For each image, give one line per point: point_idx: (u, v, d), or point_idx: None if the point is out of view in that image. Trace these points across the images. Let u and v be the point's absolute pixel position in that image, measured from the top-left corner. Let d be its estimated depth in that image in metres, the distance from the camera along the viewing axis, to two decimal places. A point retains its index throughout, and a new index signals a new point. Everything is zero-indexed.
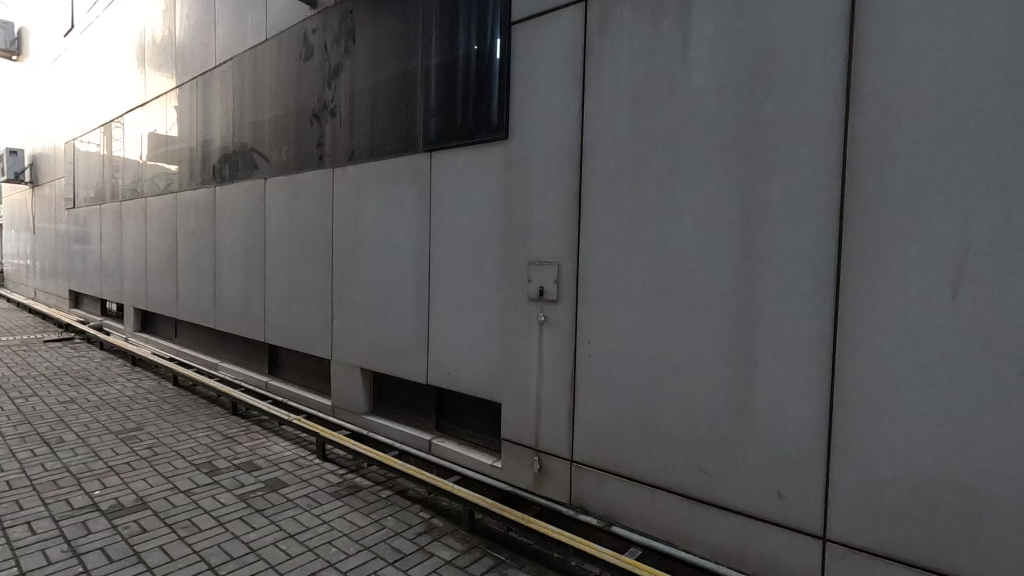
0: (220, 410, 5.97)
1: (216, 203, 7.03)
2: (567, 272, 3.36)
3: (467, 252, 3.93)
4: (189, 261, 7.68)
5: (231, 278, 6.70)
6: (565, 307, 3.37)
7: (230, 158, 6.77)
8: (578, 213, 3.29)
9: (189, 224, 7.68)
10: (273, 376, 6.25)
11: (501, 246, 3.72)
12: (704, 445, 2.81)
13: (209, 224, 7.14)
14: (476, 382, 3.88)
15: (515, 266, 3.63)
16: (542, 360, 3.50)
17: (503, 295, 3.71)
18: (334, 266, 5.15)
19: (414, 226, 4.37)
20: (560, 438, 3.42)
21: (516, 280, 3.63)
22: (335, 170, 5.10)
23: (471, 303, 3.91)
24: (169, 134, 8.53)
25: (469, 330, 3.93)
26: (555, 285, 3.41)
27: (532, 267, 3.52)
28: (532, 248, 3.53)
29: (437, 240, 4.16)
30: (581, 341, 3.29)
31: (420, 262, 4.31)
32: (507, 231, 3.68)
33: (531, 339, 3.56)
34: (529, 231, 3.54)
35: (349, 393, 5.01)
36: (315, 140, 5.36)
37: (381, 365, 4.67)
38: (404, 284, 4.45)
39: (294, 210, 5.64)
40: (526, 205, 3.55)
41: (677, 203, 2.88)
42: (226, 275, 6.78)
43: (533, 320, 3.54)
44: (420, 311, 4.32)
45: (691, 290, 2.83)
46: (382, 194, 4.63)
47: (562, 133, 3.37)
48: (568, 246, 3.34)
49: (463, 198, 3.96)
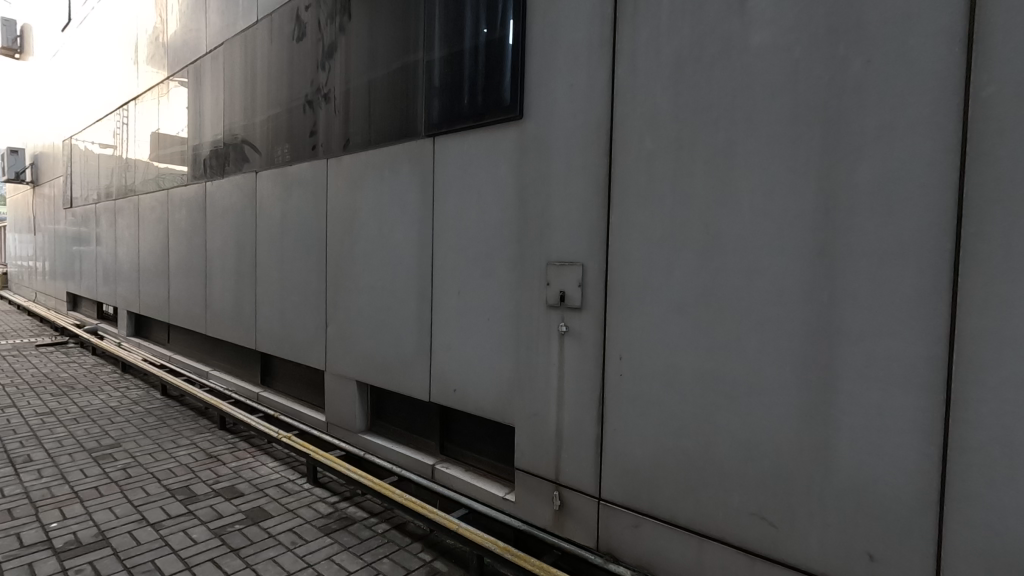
0: (207, 424, 5.50)
1: (207, 200, 6.58)
2: (592, 274, 2.83)
3: (475, 251, 3.42)
4: (181, 263, 7.23)
5: (222, 281, 6.23)
6: (590, 316, 2.85)
7: (222, 153, 6.30)
8: (606, 204, 2.76)
9: (181, 222, 7.24)
10: (265, 387, 5.77)
11: (514, 243, 3.19)
12: (767, 488, 2.27)
13: (200, 222, 6.70)
14: (485, 400, 3.36)
15: (530, 267, 3.11)
16: (562, 377, 2.97)
17: (516, 301, 3.19)
18: (329, 267, 4.65)
19: (414, 222, 3.85)
20: (584, 471, 2.89)
21: (532, 283, 3.11)
22: (329, 162, 4.61)
23: (479, 310, 3.39)
24: (163, 129, 8.10)
25: (476, 342, 3.41)
26: (579, 289, 2.88)
27: (551, 268, 3.00)
28: (551, 246, 3.00)
29: (441, 238, 3.65)
30: (610, 357, 2.76)
31: (422, 263, 3.79)
32: (521, 226, 3.15)
33: (549, 353, 3.03)
34: (547, 227, 3.02)
35: (345, 409, 4.51)
36: (308, 129, 4.87)
37: (379, 379, 4.16)
38: (404, 288, 3.95)
39: (286, 207, 5.16)
40: (544, 195, 3.02)
41: (731, 189, 2.34)
42: (218, 277, 6.32)
43: (552, 330, 3.02)
44: (422, 319, 3.80)
45: (751, 296, 2.29)
46: (379, 187, 4.13)
47: (586, 110, 2.84)
48: (594, 243, 2.81)
49: (469, 189, 3.45)
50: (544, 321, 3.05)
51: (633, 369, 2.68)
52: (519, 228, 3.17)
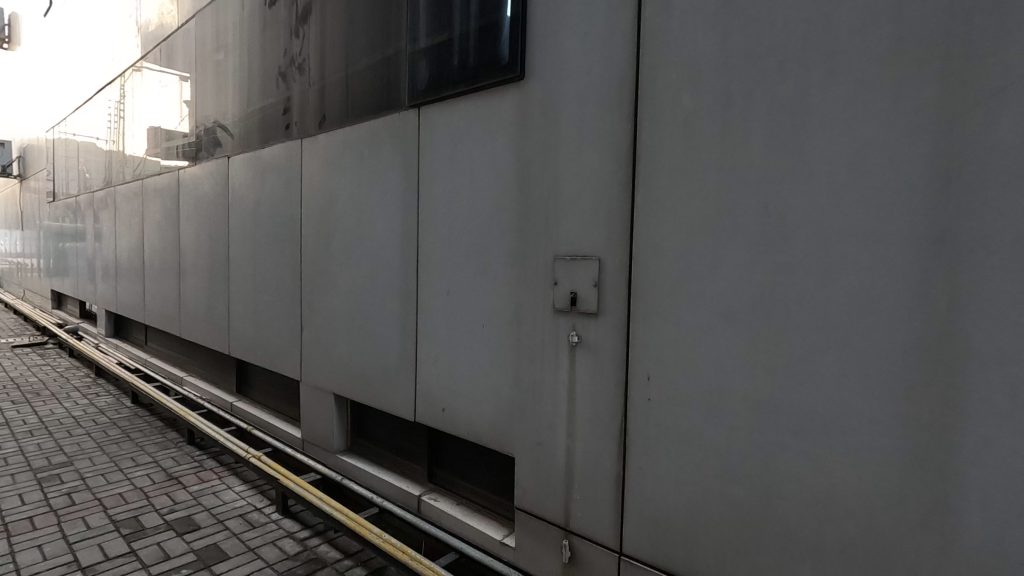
0: (175, 438, 4.95)
1: (182, 190, 6.04)
2: (611, 271, 2.24)
3: (467, 243, 2.83)
4: (157, 258, 6.70)
5: (197, 278, 5.69)
6: (609, 323, 2.26)
7: (197, 137, 5.76)
8: (630, 180, 2.17)
9: (158, 214, 6.71)
10: (241, 396, 5.22)
11: (513, 233, 2.61)
12: (852, 558, 1.69)
13: (175, 215, 6.16)
14: (479, 423, 2.79)
15: (534, 262, 2.52)
16: (573, 399, 2.39)
17: (516, 303, 2.60)
18: (304, 263, 4.08)
19: (397, 210, 3.27)
20: (601, 517, 2.31)
21: (535, 282, 2.52)
22: (304, 142, 4.03)
23: (472, 314, 2.81)
24: (142, 115, 7.58)
25: (468, 353, 2.83)
26: (595, 289, 2.29)
27: (559, 263, 2.41)
28: (559, 236, 2.41)
29: (427, 228, 3.06)
30: (635, 376, 2.17)
31: (406, 258, 3.21)
32: (522, 212, 2.56)
33: (556, 368, 2.45)
34: (555, 212, 2.43)
35: (322, 425, 3.94)
36: (282, 105, 4.29)
37: (358, 392, 3.59)
38: (385, 288, 3.37)
39: (259, 195, 4.59)
40: (551, 173, 2.44)
41: (802, 157, 1.75)
42: (192, 274, 5.77)
43: (560, 340, 2.43)
44: (405, 324, 3.22)
45: (830, 299, 1.70)
46: (358, 169, 3.55)
47: (603, 63, 2.25)
48: (614, 231, 2.22)
49: (460, 169, 2.86)
50: (550, 328, 2.47)
51: (664, 392, 2.09)
52: (519, 214, 2.58)
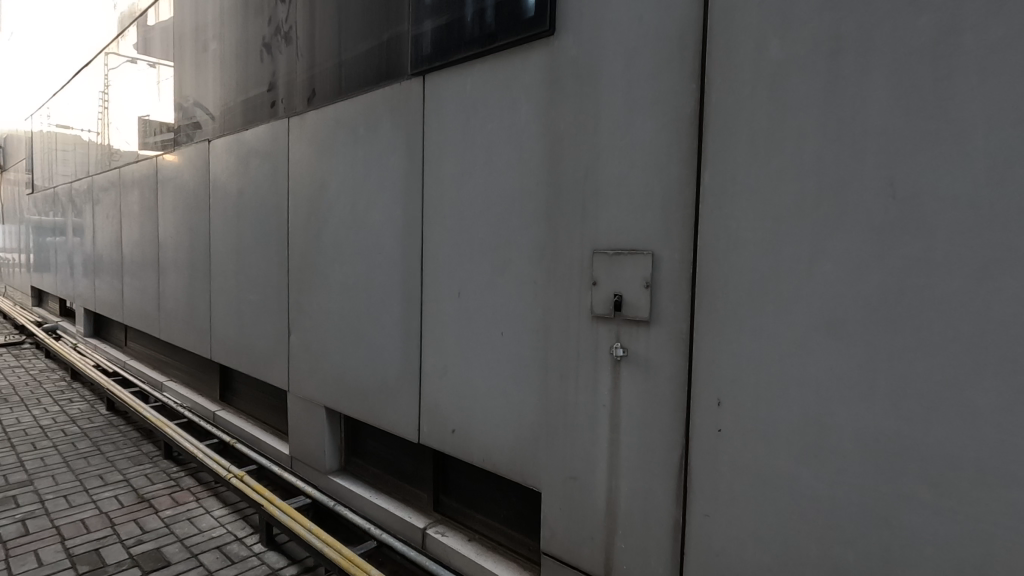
0: (151, 452, 4.49)
1: (161, 179, 5.56)
2: (668, 269, 1.80)
3: (482, 235, 2.39)
4: (137, 253, 6.23)
5: (177, 275, 5.21)
6: (664, 335, 1.82)
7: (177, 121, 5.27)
8: (695, 155, 1.73)
9: (137, 206, 6.24)
10: (224, 404, 4.76)
11: (540, 223, 2.16)
12: None
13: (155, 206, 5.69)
14: (496, 449, 2.35)
15: (567, 258, 2.08)
16: (617, 426, 1.95)
17: (543, 308, 2.16)
18: (291, 259, 3.62)
19: (397, 198, 2.81)
20: (651, 571, 1.88)
21: (568, 282, 2.08)
22: (290, 121, 3.55)
23: (489, 321, 2.37)
24: (121, 101, 7.06)
25: (484, 365, 2.39)
26: (646, 292, 1.85)
27: (599, 259, 1.97)
28: (600, 226, 1.97)
29: (433, 218, 2.61)
30: (699, 401, 1.74)
31: (408, 253, 2.76)
32: (551, 198, 2.12)
33: (595, 387, 2.01)
34: (594, 197, 1.98)
35: (312, 442, 3.49)
36: (267, 81, 3.82)
37: (353, 407, 3.14)
38: (383, 287, 2.91)
39: (242, 183, 4.12)
40: (589, 148, 1.99)
41: (945, 119, 1.31)
42: (172, 271, 5.30)
43: (599, 353, 1.99)
44: (408, 330, 2.77)
45: (989, 308, 1.26)
46: (352, 151, 3.09)
47: (659, 9, 1.80)
48: (673, 220, 1.78)
49: (473, 148, 2.41)
50: (587, 339, 2.02)
51: (739, 421, 1.66)
52: (547, 201, 2.13)
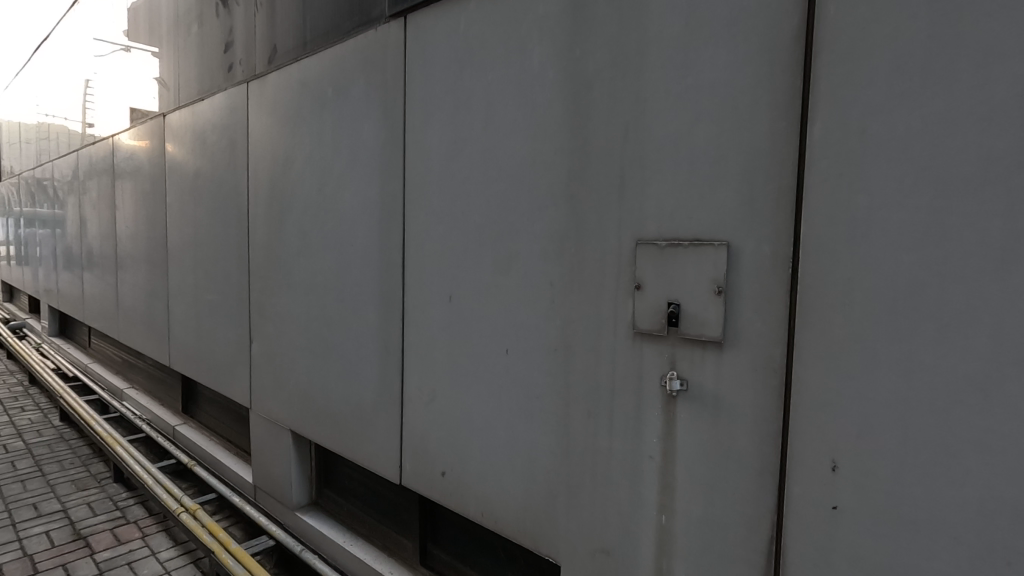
0: (99, 474, 3.92)
1: (125, 164, 5.00)
2: (752, 268, 1.24)
3: (480, 221, 1.82)
4: (102, 246, 5.66)
5: (138, 271, 4.64)
6: (744, 363, 1.26)
7: (140, 98, 4.71)
8: (800, 97, 1.16)
9: (103, 194, 5.67)
10: (186, 418, 4.20)
11: (558, 205, 1.59)
12: None
13: (119, 194, 5.13)
14: (500, 502, 1.80)
15: (596, 252, 1.51)
16: (669, 488, 1.39)
17: (563, 320, 1.59)
18: (251, 253, 3.04)
19: (372, 176, 2.24)
20: None
21: (598, 285, 1.51)
22: (249, 86, 2.96)
23: (490, 333, 1.80)
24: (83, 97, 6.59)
25: (484, 391, 1.83)
26: (717, 301, 1.28)
27: (644, 254, 1.40)
28: (645, 206, 1.40)
29: (417, 201, 2.04)
30: (800, 463, 1.18)
31: (386, 244, 2.18)
32: (573, 170, 1.55)
33: (637, 431, 1.45)
34: (639, 167, 1.41)
35: (277, 471, 2.93)
36: (225, 41, 3.24)
37: (323, 434, 2.58)
38: (356, 288, 2.34)
39: (199, 164, 3.54)
40: (630, 99, 1.42)
41: None
42: (134, 266, 4.74)
43: (644, 384, 1.43)
44: (386, 341, 2.21)
45: None
46: (319, 119, 2.51)
47: None
48: (759, 197, 1.22)
49: (469, 109, 1.84)
50: (626, 364, 1.46)
51: (870, 497, 1.10)
52: (568, 173, 1.56)
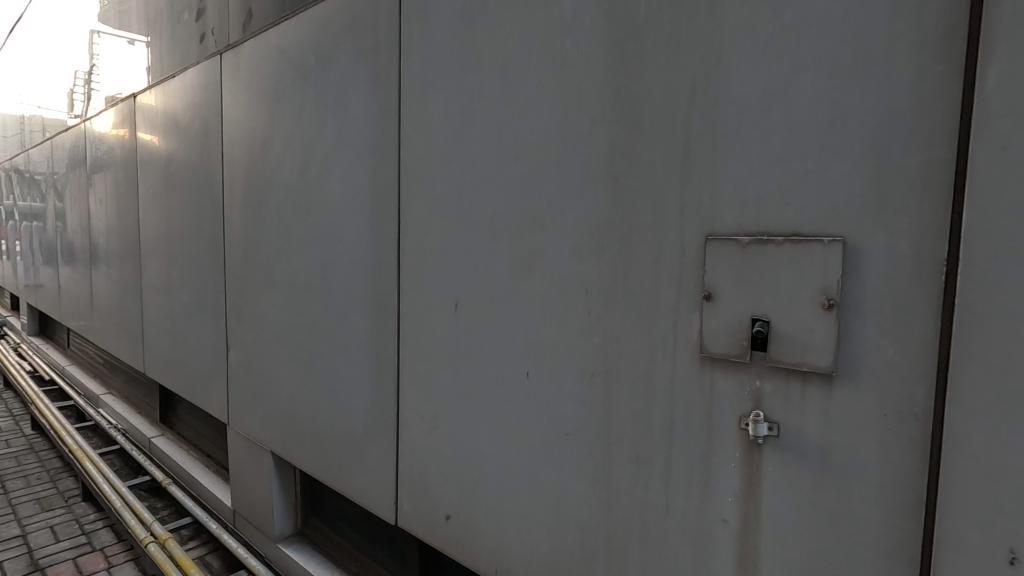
0: (68, 493, 3.57)
1: (104, 152, 4.64)
2: (880, 275, 0.89)
3: (493, 212, 1.47)
4: (81, 242, 5.31)
5: (117, 269, 4.32)
6: (865, 405, 0.91)
7: (117, 81, 4.34)
8: (966, 28, 0.80)
9: (82, 185, 5.31)
10: (164, 429, 3.86)
11: (596, 190, 1.24)
12: None
13: (98, 185, 4.78)
14: (518, 559, 1.46)
15: (648, 250, 1.17)
16: (749, 565, 1.05)
17: (601, 337, 1.25)
18: (227, 249, 2.69)
19: (360, 159, 1.89)
20: None
21: (650, 294, 1.17)
22: (222, 58, 2.60)
23: (505, 351, 1.46)
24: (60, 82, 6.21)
25: (498, 421, 1.49)
26: (825, 320, 0.94)
27: (718, 254, 1.06)
28: (719, 190, 1.06)
29: (414, 187, 1.69)
30: (954, 551, 0.83)
31: (377, 241, 1.84)
32: (617, 145, 1.20)
33: (703, 486, 1.11)
34: (710, 137, 1.06)
35: (258, 497, 2.59)
36: (199, 11, 2.89)
37: (307, 458, 2.24)
38: (342, 292, 1.99)
39: (172, 149, 3.19)
40: (699, 47, 1.07)
41: None
42: (113, 262, 4.40)
43: (714, 425, 1.09)
44: (379, 355, 1.86)
45: None
46: (299, 92, 2.15)
47: None
48: (893, 176, 0.87)
49: (480, 72, 1.49)
50: (689, 398, 1.12)
51: None
52: (610, 147, 1.22)
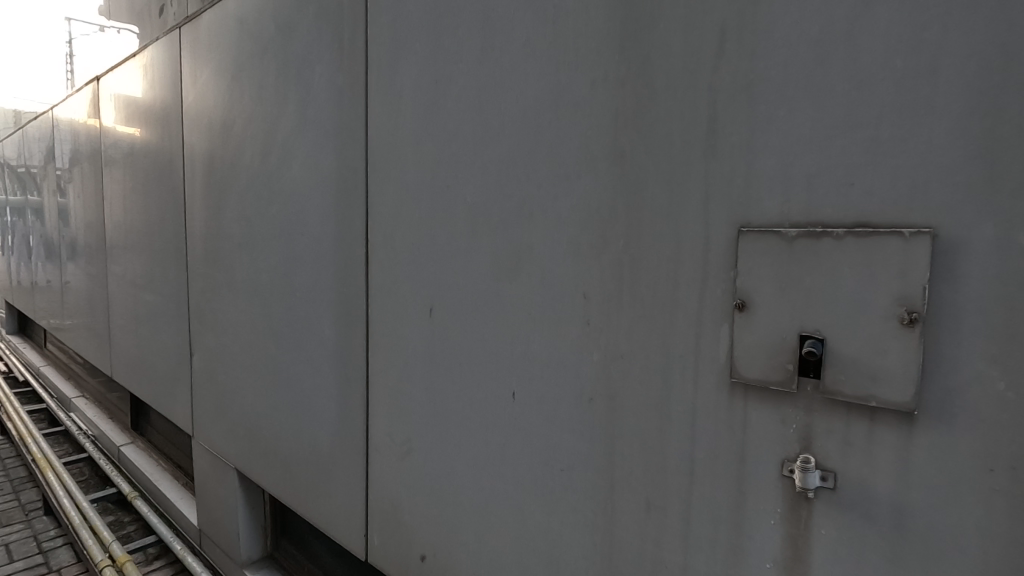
0: (29, 506, 3.34)
1: (80, 142, 4.42)
2: (984, 282, 0.65)
3: (472, 200, 1.23)
4: (58, 236, 5.08)
5: (92, 266, 4.10)
6: (959, 456, 0.68)
7: (92, 66, 4.11)
8: None
9: (59, 177, 5.07)
10: (135, 436, 3.62)
11: (596, 170, 1.00)
12: None
13: (74, 176, 4.55)
14: None
15: (662, 246, 0.92)
16: None
17: (602, 353, 1.01)
18: (189, 243, 2.45)
19: (324, 140, 1.64)
20: None
21: (663, 301, 0.93)
22: (182, 31, 2.36)
23: (486, 366, 1.22)
24: None
25: (479, 449, 1.25)
26: (903, 340, 0.70)
27: (754, 251, 0.82)
28: (755, 169, 0.82)
29: (383, 172, 1.45)
30: None
31: (343, 235, 1.60)
32: (622, 114, 0.96)
33: (733, 547, 0.87)
34: (744, 100, 0.82)
35: (223, 517, 2.36)
36: None
37: (272, 479, 2.01)
38: (307, 293, 1.75)
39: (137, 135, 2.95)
40: None
41: None
42: (87, 258, 4.17)
43: (746, 469, 0.85)
44: (346, 366, 1.62)
45: None
46: (259, 69, 1.91)
47: None
48: (1007, 144, 0.63)
49: (456, 34, 1.25)
50: (714, 433, 0.88)
51: None
52: (614, 116, 0.97)
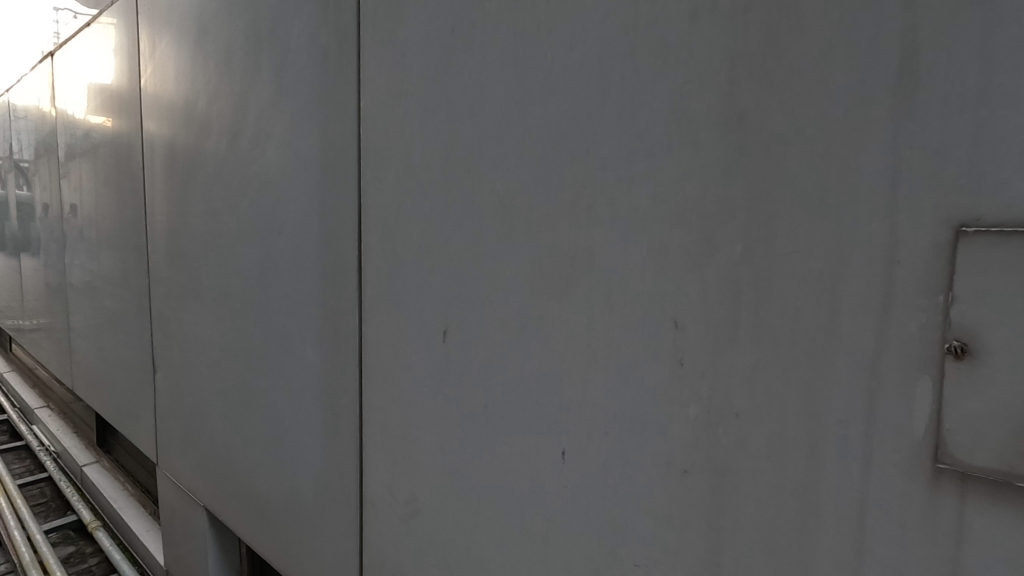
0: None
1: (46, 129, 4.05)
2: None
3: (504, 188, 0.91)
4: (23, 232, 4.68)
5: (55, 265, 3.74)
6: None
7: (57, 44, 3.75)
8: None
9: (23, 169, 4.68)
10: (101, 454, 3.27)
11: (696, 141, 0.69)
12: None
13: (41, 168, 4.19)
14: None
15: (809, 253, 0.61)
16: None
17: (704, 405, 0.70)
18: (151, 241, 2.11)
19: (304, 114, 1.32)
20: None
21: (811, 336, 0.62)
22: None
23: (524, 411, 0.91)
24: None
25: (512, 519, 0.94)
26: None
27: (985, 263, 0.51)
28: (990, 130, 0.50)
29: (380, 153, 1.13)
30: None
31: (329, 233, 1.27)
32: (742, 57, 0.64)
33: None
34: (972, 18, 0.51)
35: (192, 559, 2.03)
36: None
37: (246, 523, 1.68)
38: (285, 304, 1.43)
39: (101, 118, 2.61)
40: None
41: None
42: (53, 256, 3.81)
43: None
44: (334, 396, 1.30)
45: None
46: (224, 31, 1.58)
47: None
48: None
49: None
50: (899, 542, 0.58)
51: None
52: (728, 61, 0.66)
